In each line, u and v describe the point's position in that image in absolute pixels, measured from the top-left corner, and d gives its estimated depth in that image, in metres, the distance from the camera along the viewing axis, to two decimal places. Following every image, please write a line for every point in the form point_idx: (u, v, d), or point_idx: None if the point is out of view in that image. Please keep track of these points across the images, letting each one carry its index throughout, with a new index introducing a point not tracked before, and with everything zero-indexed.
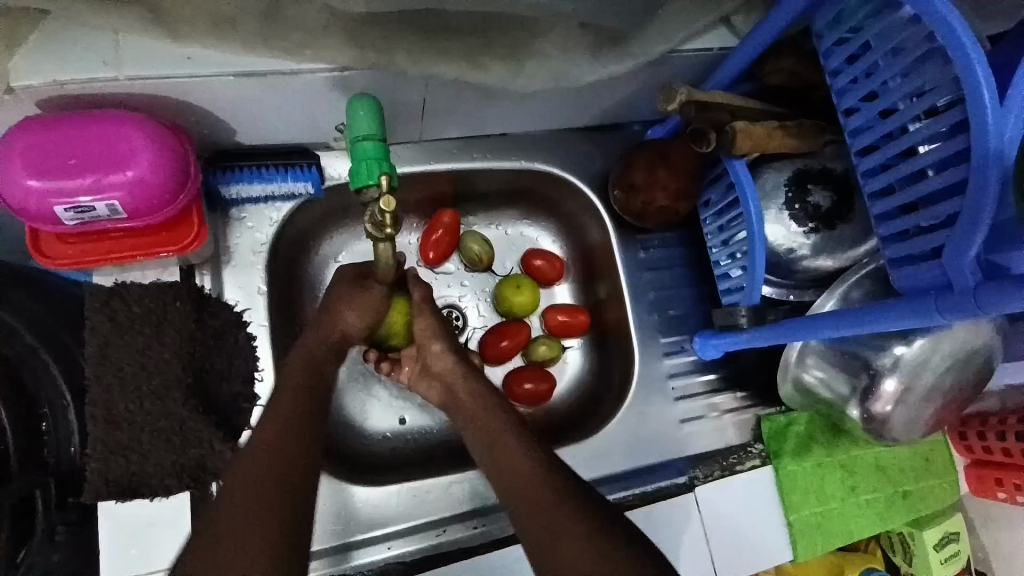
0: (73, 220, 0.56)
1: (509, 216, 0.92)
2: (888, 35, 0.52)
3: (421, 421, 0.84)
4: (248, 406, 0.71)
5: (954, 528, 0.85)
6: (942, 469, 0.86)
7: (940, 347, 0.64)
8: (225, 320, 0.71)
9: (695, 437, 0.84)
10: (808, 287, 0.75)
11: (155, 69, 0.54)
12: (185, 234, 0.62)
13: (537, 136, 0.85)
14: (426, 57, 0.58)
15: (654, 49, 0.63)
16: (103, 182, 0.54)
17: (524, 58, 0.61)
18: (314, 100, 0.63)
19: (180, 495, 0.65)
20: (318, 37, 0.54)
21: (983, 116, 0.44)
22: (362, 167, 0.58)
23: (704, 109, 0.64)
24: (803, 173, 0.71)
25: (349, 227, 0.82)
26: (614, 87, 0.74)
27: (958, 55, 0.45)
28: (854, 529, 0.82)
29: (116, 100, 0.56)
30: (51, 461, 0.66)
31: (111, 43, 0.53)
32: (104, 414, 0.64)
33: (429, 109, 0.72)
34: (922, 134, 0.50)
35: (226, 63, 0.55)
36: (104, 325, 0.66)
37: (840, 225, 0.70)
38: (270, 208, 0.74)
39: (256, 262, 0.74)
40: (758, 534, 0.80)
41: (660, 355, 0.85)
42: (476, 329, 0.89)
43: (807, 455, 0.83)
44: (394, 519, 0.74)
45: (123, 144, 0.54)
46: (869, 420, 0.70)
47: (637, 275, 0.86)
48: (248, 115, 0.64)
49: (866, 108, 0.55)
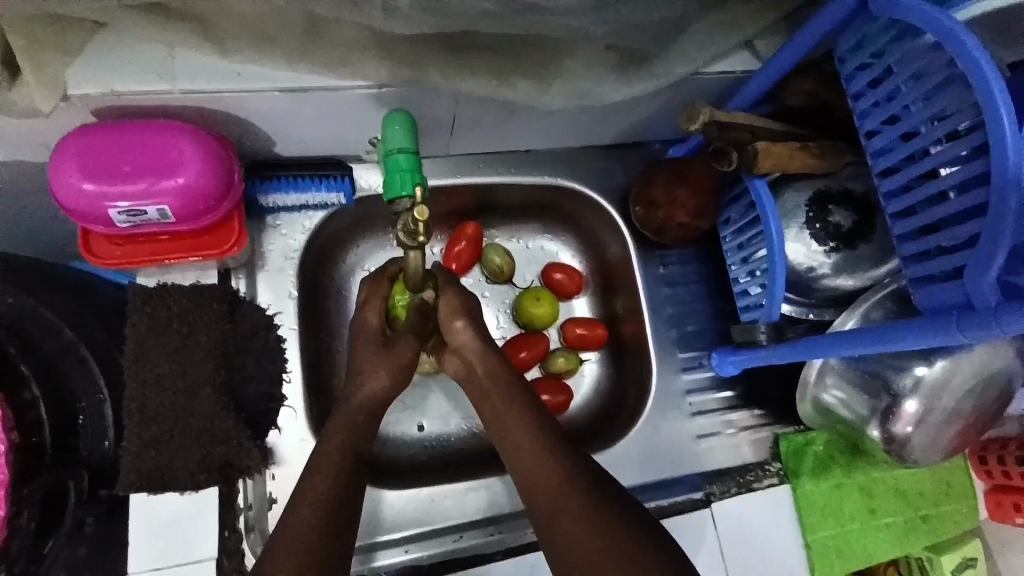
0: (124, 222, 0.59)
1: (530, 230, 0.94)
2: (909, 61, 0.54)
3: (438, 429, 0.85)
4: (274, 407, 0.73)
5: (972, 553, 0.84)
6: (961, 494, 0.85)
7: (961, 368, 0.64)
8: (257, 322, 0.73)
9: (712, 453, 0.84)
10: (827, 306, 0.76)
11: (205, 82, 0.57)
12: (226, 238, 0.65)
13: (560, 152, 0.87)
14: (458, 75, 0.61)
15: (677, 70, 0.65)
16: (155, 188, 0.57)
17: (552, 77, 0.63)
18: (350, 114, 0.66)
19: (207, 491, 0.67)
20: (357, 54, 0.57)
21: (1003, 140, 0.45)
22: (396, 178, 0.61)
23: (726, 128, 0.65)
24: (823, 194, 0.72)
25: (376, 236, 0.84)
26: (636, 106, 0.77)
27: (978, 81, 0.46)
28: (873, 552, 0.81)
29: (168, 111, 0.60)
30: (85, 453, 0.69)
31: (165, 58, 0.56)
32: (140, 408, 0.66)
33: (457, 124, 0.75)
34: (944, 157, 0.51)
35: (271, 78, 0.58)
36: (143, 323, 0.69)
37: (860, 245, 0.71)
38: (303, 217, 0.77)
39: (288, 267, 0.76)
40: (775, 553, 0.79)
41: (677, 370, 0.86)
42: (495, 340, 0.91)
43: (825, 476, 0.82)
44: (413, 524, 0.75)
45: (175, 151, 0.57)
46: (890, 441, 0.70)
47: (655, 290, 0.87)
48: (287, 128, 0.67)
49: (888, 130, 0.57)
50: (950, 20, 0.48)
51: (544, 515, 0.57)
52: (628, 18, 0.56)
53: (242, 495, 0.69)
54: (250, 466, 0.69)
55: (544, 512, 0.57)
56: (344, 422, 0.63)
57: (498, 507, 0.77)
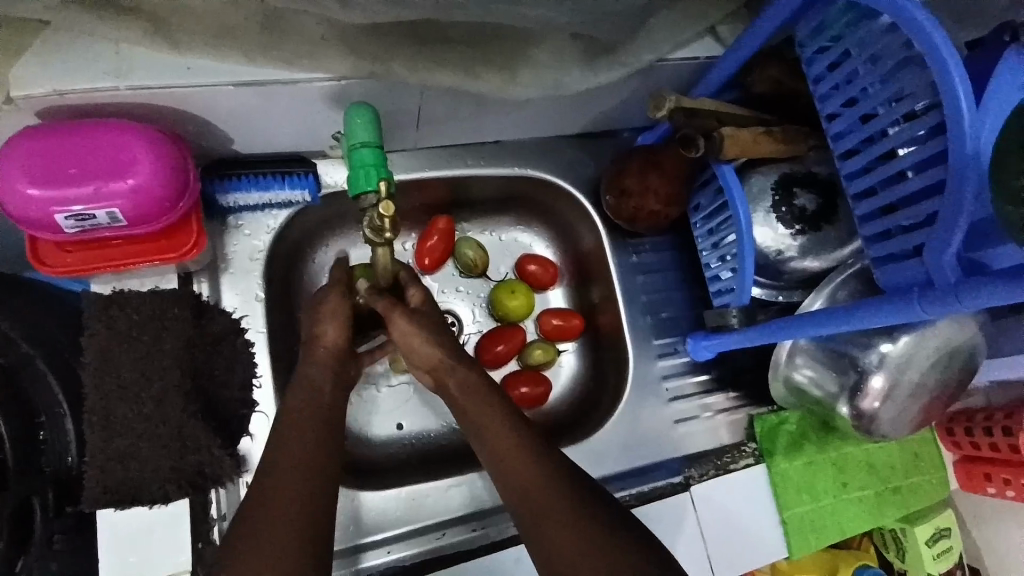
0: (73, 228, 0.56)
1: (502, 222, 0.93)
2: (868, 42, 0.54)
3: (419, 426, 0.84)
4: (246, 413, 0.71)
5: (946, 523, 0.87)
6: (931, 465, 0.88)
7: (925, 343, 0.66)
8: (223, 326, 0.71)
9: (689, 437, 0.85)
10: (796, 287, 0.78)
11: (156, 79, 0.55)
12: (184, 242, 0.63)
13: (531, 143, 0.86)
14: (424, 66, 0.59)
15: (644, 58, 0.64)
16: (103, 190, 0.54)
17: (518, 67, 0.62)
18: (311, 109, 0.64)
19: (178, 503, 0.65)
20: (317, 47, 0.55)
21: (960, 119, 0.46)
22: (360, 174, 0.59)
23: (692, 115, 0.66)
24: (788, 177, 0.73)
25: (345, 234, 0.83)
26: (605, 95, 0.76)
27: (934, 61, 0.47)
28: (847, 525, 0.84)
29: (118, 110, 0.57)
30: (48, 469, 0.66)
31: (111, 55, 0.54)
32: (103, 421, 0.64)
33: (425, 117, 0.73)
34: (902, 138, 0.52)
35: (224, 72, 0.56)
36: (102, 333, 0.66)
37: (825, 227, 0.72)
38: (268, 216, 0.75)
39: (253, 269, 0.74)
40: (754, 532, 0.81)
41: (654, 357, 0.86)
42: (472, 334, 0.90)
43: (799, 453, 0.84)
44: (394, 524, 0.74)
45: (125, 152, 0.55)
46: (859, 417, 0.71)
47: (630, 278, 0.87)
48: (245, 124, 0.64)
49: (847, 113, 0.57)
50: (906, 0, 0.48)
51: (519, 506, 0.57)
52: (594, 5, 0.56)
53: (215, 506, 0.67)
54: (221, 475, 0.67)
55: (523, 513, 0.56)
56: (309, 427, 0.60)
57: (479, 502, 0.77)
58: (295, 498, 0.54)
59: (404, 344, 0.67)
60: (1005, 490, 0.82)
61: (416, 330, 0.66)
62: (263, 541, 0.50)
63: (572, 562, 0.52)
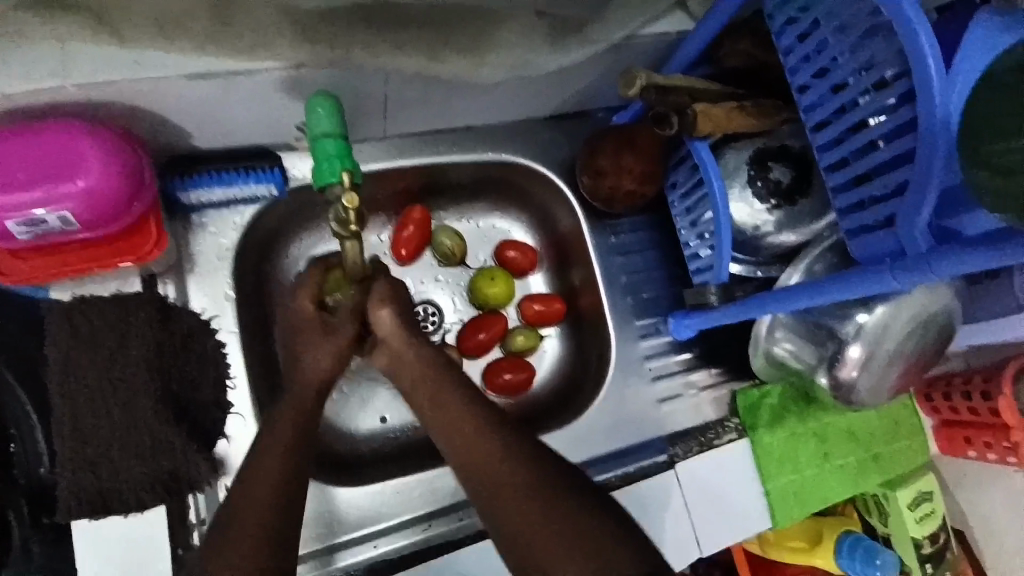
0: (26, 233, 0.55)
1: (479, 209, 0.91)
2: (837, 11, 0.53)
3: (404, 418, 0.83)
4: (221, 415, 0.70)
5: (928, 487, 0.88)
6: (910, 431, 0.90)
7: (900, 311, 0.67)
8: (192, 328, 0.70)
9: (673, 416, 0.86)
10: (774, 262, 0.78)
11: (101, 74, 0.52)
12: (144, 242, 0.61)
13: (503, 126, 0.85)
14: (383, 50, 0.57)
15: (611, 34, 0.63)
16: (52, 194, 0.52)
17: (481, 48, 0.60)
18: (270, 100, 0.62)
19: (153, 511, 0.64)
20: (270, 34, 0.53)
21: (929, 85, 0.45)
22: (324, 165, 0.58)
23: (664, 92, 0.65)
24: (761, 150, 0.72)
25: (317, 228, 0.81)
26: (576, 74, 0.75)
27: (902, 27, 0.46)
28: (830, 493, 0.85)
29: (65, 108, 0.55)
30: (23, 480, 0.64)
31: (54, 51, 0.51)
32: (72, 430, 0.63)
33: (391, 103, 0.71)
34: (872, 107, 0.52)
35: (176, 64, 0.54)
36: (65, 340, 0.64)
37: (800, 200, 0.72)
38: (233, 213, 0.73)
39: (221, 267, 0.72)
40: (738, 505, 0.82)
41: (636, 338, 0.86)
42: (453, 324, 0.89)
43: (781, 426, 0.85)
44: (379, 518, 0.74)
45: (70, 152, 0.52)
46: (837, 387, 0.72)
47: (609, 260, 0.87)
48: (202, 117, 0.62)
49: (817, 84, 0.57)
50: None
51: (492, 492, 0.56)
52: None
53: (194, 510, 0.66)
54: (199, 478, 0.66)
55: (505, 504, 0.55)
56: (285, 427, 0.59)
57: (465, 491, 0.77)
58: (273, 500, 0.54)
59: (368, 313, 0.64)
60: (985, 453, 0.83)
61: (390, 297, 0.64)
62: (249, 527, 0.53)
63: (550, 540, 0.52)
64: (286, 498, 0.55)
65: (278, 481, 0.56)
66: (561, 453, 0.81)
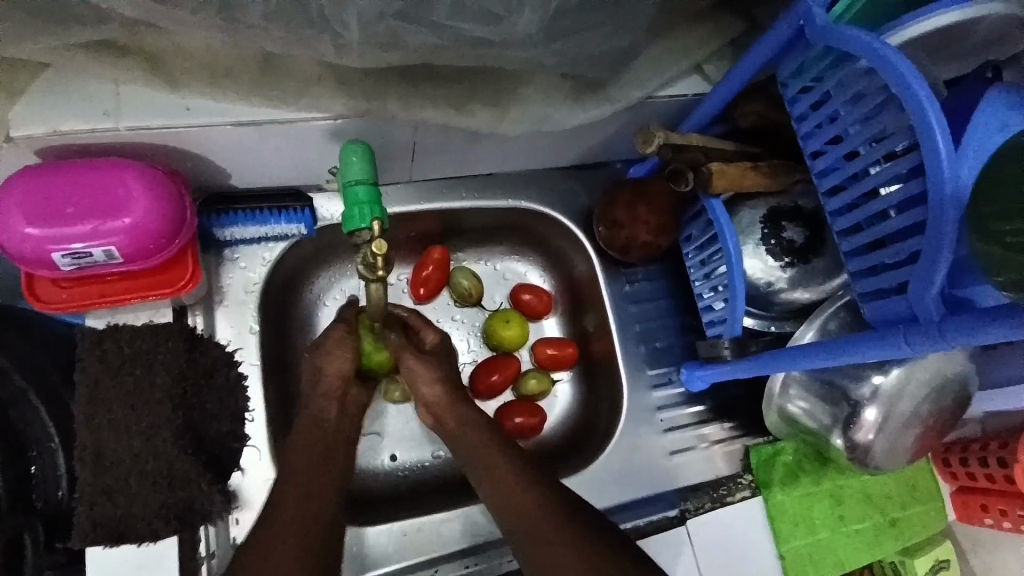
0: (70, 265, 0.57)
1: (497, 251, 0.94)
2: (847, 85, 0.56)
3: (414, 457, 0.83)
4: (237, 446, 0.71)
5: (945, 555, 0.85)
6: (926, 496, 0.88)
7: (915, 375, 0.67)
8: (215, 359, 0.71)
9: (684, 469, 0.85)
10: (788, 318, 0.78)
11: (155, 119, 0.56)
12: (180, 276, 0.63)
13: (524, 175, 0.88)
14: (416, 105, 0.61)
15: (630, 95, 0.67)
16: (102, 228, 0.55)
17: (508, 106, 0.64)
18: (307, 145, 0.65)
19: (167, 540, 0.64)
20: (312, 87, 0.57)
21: (938, 161, 0.46)
22: (355, 211, 0.60)
23: (680, 150, 0.68)
24: (776, 211, 0.74)
25: (340, 266, 0.83)
26: (595, 130, 0.78)
27: (912, 105, 0.48)
28: (845, 559, 0.83)
29: (117, 149, 0.58)
30: (38, 504, 0.65)
31: (112, 95, 0.55)
32: (92, 456, 0.64)
33: (419, 151, 0.75)
34: (883, 177, 0.53)
35: (223, 113, 0.57)
36: (94, 367, 0.66)
37: (813, 259, 0.74)
38: (263, 248, 0.76)
39: (248, 300, 0.75)
40: (752, 569, 0.80)
41: (648, 387, 0.86)
42: (467, 364, 0.91)
43: (794, 485, 0.84)
44: (386, 560, 0.74)
45: (121, 190, 0.56)
46: (853, 449, 0.72)
47: (623, 307, 0.88)
48: (242, 159, 0.65)
49: (830, 151, 0.58)
50: (885, 46, 0.49)
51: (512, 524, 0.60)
52: (579, 49, 0.57)
53: (203, 543, 0.67)
54: (211, 510, 0.67)
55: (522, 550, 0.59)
56: (315, 475, 0.61)
57: (473, 536, 0.76)
58: (301, 526, 0.57)
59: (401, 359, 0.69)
60: (1001, 521, 0.82)
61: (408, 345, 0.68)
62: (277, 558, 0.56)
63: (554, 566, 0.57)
64: (311, 529, 0.58)
65: (303, 516, 0.58)
66: (595, 494, 0.81)
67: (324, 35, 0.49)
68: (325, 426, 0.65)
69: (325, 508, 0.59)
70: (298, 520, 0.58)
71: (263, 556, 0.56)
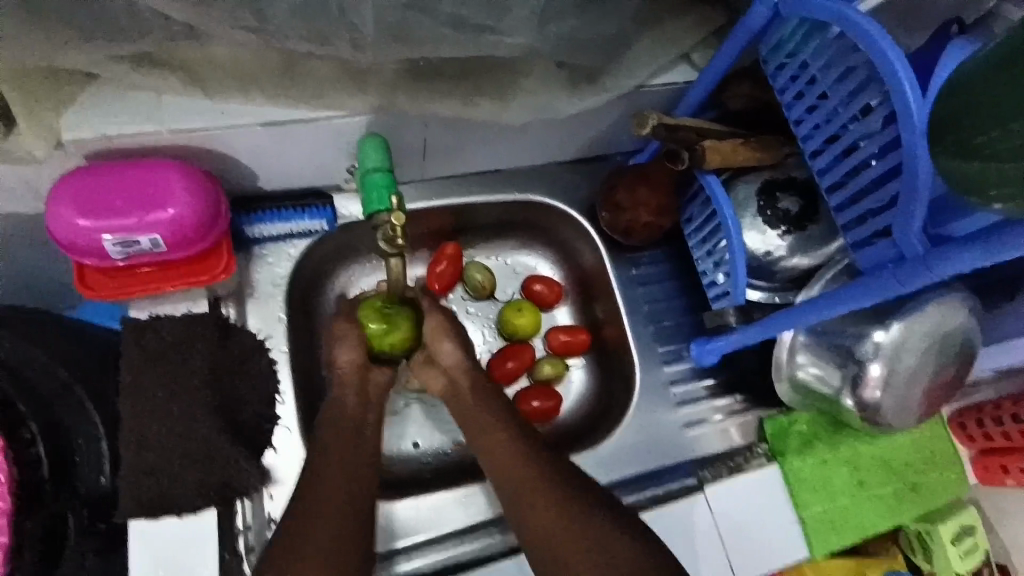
0: (120, 254, 0.62)
1: (506, 246, 0.98)
2: (821, 52, 0.60)
3: (436, 444, 0.86)
4: (270, 427, 0.76)
5: (971, 521, 0.86)
6: (947, 462, 0.88)
7: (916, 328, 0.69)
8: (249, 346, 0.76)
9: (700, 440, 0.87)
10: (791, 287, 0.82)
11: (192, 121, 0.62)
12: (215, 264, 0.68)
13: (528, 170, 0.93)
14: (423, 98, 0.66)
15: (624, 82, 0.71)
16: (146, 220, 0.60)
17: (510, 96, 0.69)
18: (327, 144, 0.71)
19: (205, 513, 0.68)
20: (331, 87, 0.63)
21: (906, 106, 0.50)
22: (374, 195, 0.65)
23: (674, 130, 0.71)
24: (770, 183, 0.78)
25: (359, 263, 0.88)
26: (593, 120, 0.83)
27: (878, 58, 0.52)
28: (866, 523, 0.84)
29: (157, 150, 0.64)
30: (83, 489, 0.69)
31: (153, 102, 0.61)
32: (136, 437, 0.68)
33: (429, 148, 0.81)
34: (860, 131, 0.57)
35: (252, 114, 0.63)
36: (135, 354, 0.70)
37: (810, 226, 0.77)
38: (287, 246, 0.81)
39: (275, 293, 0.80)
40: (769, 533, 0.81)
41: (659, 364, 0.89)
42: (483, 354, 0.94)
43: (810, 452, 0.85)
44: (413, 533, 0.76)
45: (163, 184, 0.61)
46: (863, 408, 0.74)
47: (630, 290, 0.92)
48: (269, 161, 0.71)
49: (811, 116, 0.63)
50: (847, 9, 0.54)
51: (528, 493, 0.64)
52: (572, 36, 0.62)
53: (241, 517, 0.71)
54: (247, 486, 0.70)
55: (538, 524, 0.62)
56: (348, 448, 0.66)
57: (495, 509, 0.79)
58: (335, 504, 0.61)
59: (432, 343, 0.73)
60: None
61: (445, 330, 0.73)
62: (317, 527, 0.59)
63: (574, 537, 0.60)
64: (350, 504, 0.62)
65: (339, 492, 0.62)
66: (599, 469, 0.84)
67: (342, 30, 0.54)
68: (351, 417, 0.68)
69: (358, 490, 0.63)
70: (331, 491, 0.62)
71: (304, 523, 0.60)
